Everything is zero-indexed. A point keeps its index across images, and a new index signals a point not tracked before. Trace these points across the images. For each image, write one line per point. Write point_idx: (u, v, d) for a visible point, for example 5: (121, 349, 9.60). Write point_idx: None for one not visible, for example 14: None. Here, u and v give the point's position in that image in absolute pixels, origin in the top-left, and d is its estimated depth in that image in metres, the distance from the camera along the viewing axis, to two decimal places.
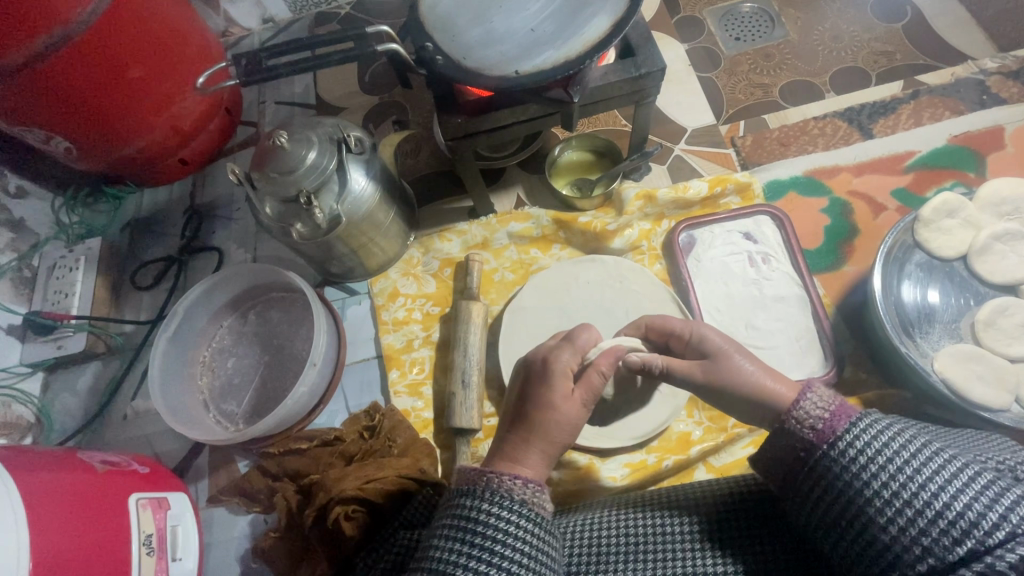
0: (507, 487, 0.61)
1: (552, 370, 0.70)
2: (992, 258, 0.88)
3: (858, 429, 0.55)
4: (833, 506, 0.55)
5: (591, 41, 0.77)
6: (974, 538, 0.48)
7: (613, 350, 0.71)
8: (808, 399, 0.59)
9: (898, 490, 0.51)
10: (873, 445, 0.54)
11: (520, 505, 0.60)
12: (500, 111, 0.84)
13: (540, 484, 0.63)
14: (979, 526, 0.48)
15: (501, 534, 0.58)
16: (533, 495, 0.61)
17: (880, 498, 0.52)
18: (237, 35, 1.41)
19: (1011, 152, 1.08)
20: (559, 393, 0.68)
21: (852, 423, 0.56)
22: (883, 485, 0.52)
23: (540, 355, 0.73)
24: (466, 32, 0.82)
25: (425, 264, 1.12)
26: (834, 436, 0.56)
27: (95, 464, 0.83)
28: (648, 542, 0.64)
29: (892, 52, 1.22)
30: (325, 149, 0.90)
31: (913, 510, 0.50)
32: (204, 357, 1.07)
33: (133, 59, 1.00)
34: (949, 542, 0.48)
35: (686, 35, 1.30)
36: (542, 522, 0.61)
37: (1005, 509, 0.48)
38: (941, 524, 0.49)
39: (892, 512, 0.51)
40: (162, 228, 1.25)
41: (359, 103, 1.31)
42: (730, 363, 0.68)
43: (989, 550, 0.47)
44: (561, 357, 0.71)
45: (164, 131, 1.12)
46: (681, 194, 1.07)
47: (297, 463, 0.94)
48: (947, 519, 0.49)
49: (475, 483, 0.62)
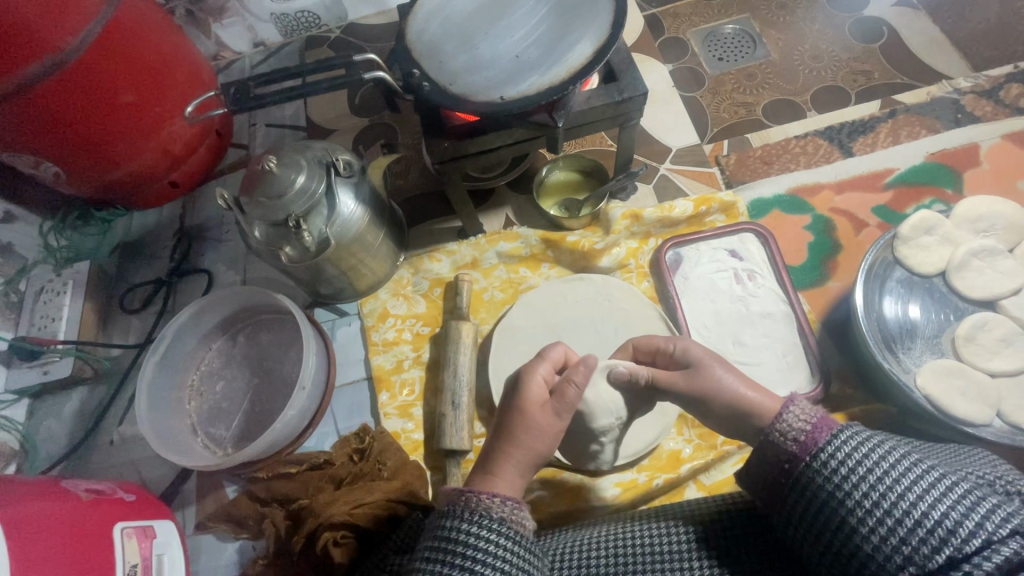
0: (487, 506, 0.61)
1: (526, 382, 0.72)
2: (971, 274, 0.90)
3: (839, 441, 0.56)
4: (816, 518, 0.55)
5: (574, 68, 0.79)
6: (952, 545, 0.48)
7: (586, 361, 0.72)
8: (790, 412, 0.60)
9: (879, 500, 0.52)
10: (854, 456, 0.54)
11: (501, 524, 0.60)
12: (486, 136, 0.85)
13: (518, 501, 0.63)
14: (957, 534, 0.48)
15: (482, 554, 0.59)
16: (512, 513, 0.62)
17: (860, 508, 0.53)
18: (229, 58, 1.43)
19: (987, 169, 1.11)
20: (534, 402, 0.70)
21: (833, 435, 0.56)
22: (863, 496, 0.53)
23: (516, 371, 0.75)
24: (452, 59, 0.83)
25: (415, 284, 1.12)
26: (816, 448, 0.57)
27: (80, 493, 0.82)
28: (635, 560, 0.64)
29: (870, 71, 1.26)
30: (314, 173, 0.91)
31: (892, 519, 0.51)
32: (193, 381, 1.06)
33: (123, 85, 1.01)
34: (928, 551, 0.49)
35: (670, 56, 1.33)
36: (522, 541, 0.61)
37: (982, 517, 0.48)
38: (920, 533, 0.50)
39: (872, 521, 0.52)
40: (151, 251, 1.25)
41: (349, 124, 1.32)
42: (707, 375, 0.69)
43: (967, 557, 0.47)
44: (537, 369, 0.73)
45: (154, 155, 1.12)
46: (667, 213, 1.08)
47: (286, 488, 0.93)
48: (926, 527, 0.49)
49: (456, 504, 0.62)
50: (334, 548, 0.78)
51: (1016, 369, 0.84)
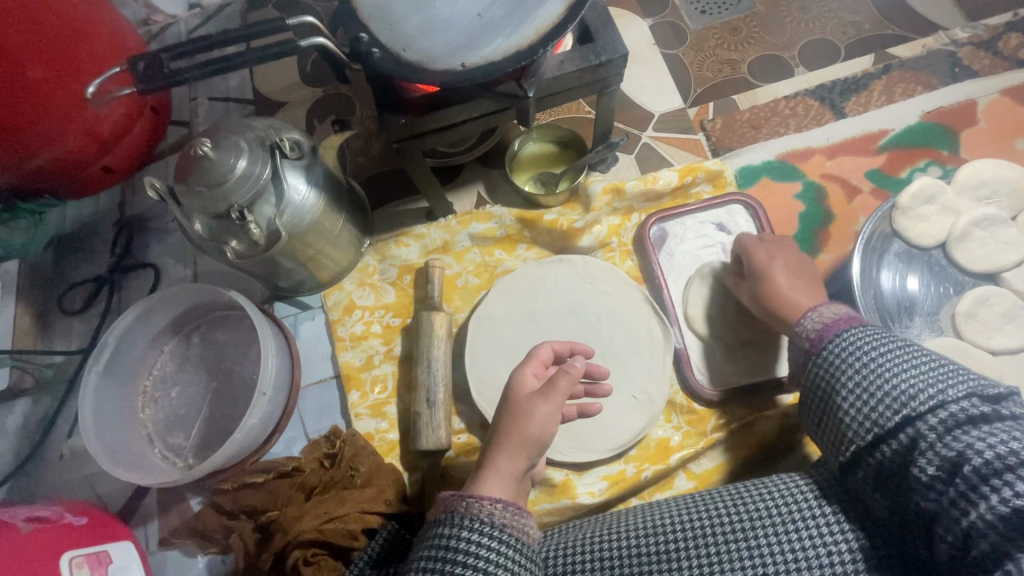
0: (488, 512, 0.61)
1: (518, 386, 0.73)
2: (972, 245, 0.85)
3: (844, 336, 0.66)
4: (817, 397, 0.67)
5: (544, 28, 0.69)
6: (907, 407, 0.57)
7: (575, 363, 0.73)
8: (815, 315, 0.71)
9: (858, 377, 0.62)
10: (851, 346, 0.64)
11: (501, 531, 0.60)
12: (448, 109, 0.76)
13: (518, 507, 0.63)
14: (914, 399, 0.57)
15: (481, 561, 0.58)
16: (512, 519, 0.61)
17: (844, 386, 0.63)
18: (161, 23, 1.27)
19: (984, 128, 1.05)
20: (524, 399, 0.71)
21: (839, 332, 0.67)
22: (848, 377, 0.63)
23: (507, 382, 0.75)
24: (406, 20, 0.73)
25: (382, 272, 1.04)
26: (823, 342, 0.67)
27: (19, 523, 0.75)
28: (615, 554, 0.65)
29: (861, 22, 1.17)
30: (257, 156, 0.80)
31: (865, 392, 0.61)
32: (145, 387, 0.98)
33: (29, 57, 0.86)
34: (886, 412, 0.58)
35: (649, 10, 1.22)
36: (521, 547, 0.61)
37: (944, 385, 0.56)
38: (885, 400, 0.59)
39: (851, 396, 0.62)
40: (90, 245, 1.13)
41: (302, 96, 1.20)
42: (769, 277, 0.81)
43: (920, 416, 0.56)
44: (527, 373, 0.74)
45: (80, 139, 0.98)
46: (650, 185, 1.01)
47: (252, 499, 0.86)
48: (890, 395, 0.58)
49: (455, 510, 0.61)
50: (305, 567, 0.76)
51: (1015, 346, 0.81)
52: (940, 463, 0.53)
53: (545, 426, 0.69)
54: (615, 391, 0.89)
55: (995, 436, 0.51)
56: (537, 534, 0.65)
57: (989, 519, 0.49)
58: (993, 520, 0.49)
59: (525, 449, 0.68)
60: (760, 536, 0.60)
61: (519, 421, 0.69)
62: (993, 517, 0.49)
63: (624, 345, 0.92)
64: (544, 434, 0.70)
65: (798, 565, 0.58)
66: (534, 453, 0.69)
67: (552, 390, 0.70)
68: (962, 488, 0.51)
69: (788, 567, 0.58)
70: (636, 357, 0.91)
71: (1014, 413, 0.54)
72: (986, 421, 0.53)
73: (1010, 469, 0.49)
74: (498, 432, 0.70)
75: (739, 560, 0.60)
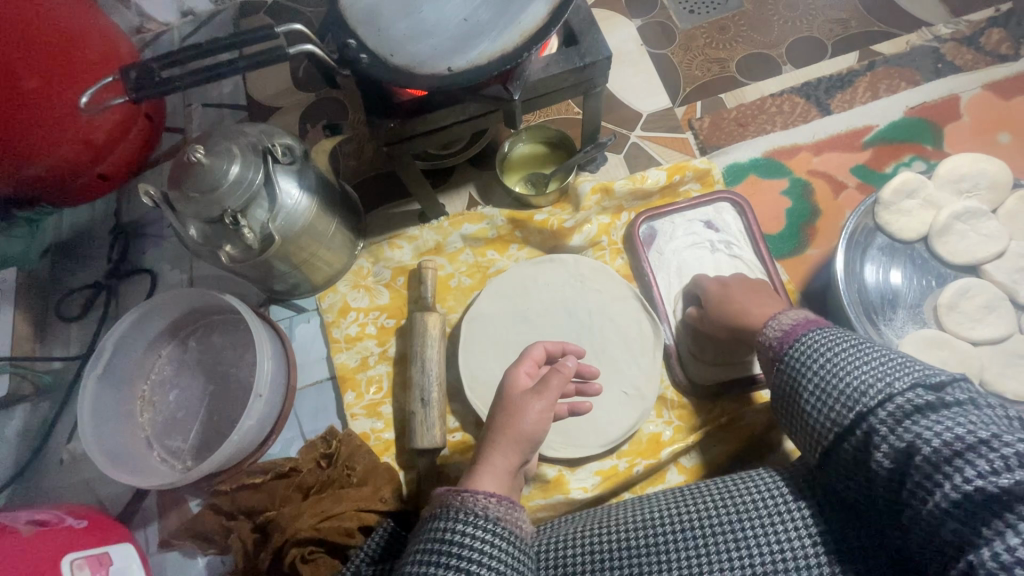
0: (483, 505, 0.62)
1: (512, 382, 0.75)
2: (953, 238, 0.87)
3: (804, 339, 0.65)
4: (785, 401, 0.66)
5: (528, 31, 0.71)
6: (861, 404, 0.56)
7: (565, 364, 0.74)
8: (777, 322, 0.70)
9: (818, 377, 0.61)
10: (812, 348, 0.63)
11: (495, 524, 0.61)
12: (436, 112, 0.77)
13: (511, 501, 0.65)
14: (865, 395, 0.56)
15: (475, 554, 0.59)
16: (506, 512, 0.63)
17: (806, 386, 0.62)
18: (155, 31, 1.28)
19: (967, 122, 1.07)
20: (519, 395, 0.72)
21: (800, 336, 0.66)
22: (809, 378, 0.62)
23: (499, 378, 0.76)
24: (393, 26, 0.74)
25: (376, 274, 1.05)
26: (785, 347, 0.67)
27: (19, 527, 0.76)
28: (609, 555, 0.65)
29: (847, 19, 1.18)
30: (249, 161, 0.81)
31: (825, 393, 0.60)
32: (143, 391, 0.99)
33: (24, 68, 0.88)
34: (843, 411, 0.57)
35: (637, 11, 1.24)
36: (515, 542, 0.62)
37: (892, 378, 0.55)
38: (841, 399, 0.58)
39: (813, 397, 0.61)
40: (86, 252, 1.14)
41: (294, 101, 1.21)
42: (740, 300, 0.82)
43: (873, 412, 0.55)
44: (520, 369, 0.76)
45: (75, 148, 0.98)
46: (639, 184, 1.02)
47: (250, 499, 0.87)
48: (845, 394, 0.58)
49: (449, 505, 0.63)
50: (301, 565, 0.78)
51: (997, 335, 0.83)
52: (895, 455, 0.52)
53: (538, 423, 0.71)
54: (606, 388, 0.90)
55: (941, 423, 0.51)
56: (529, 529, 0.66)
57: (946, 506, 0.49)
58: (949, 507, 0.48)
59: (519, 446, 0.70)
60: (745, 527, 0.62)
61: (512, 418, 0.70)
62: (948, 503, 0.48)
63: (615, 342, 0.93)
64: (537, 430, 0.72)
65: (779, 555, 0.59)
66: (525, 450, 0.71)
67: (545, 388, 0.72)
68: (917, 477, 0.51)
69: (774, 559, 0.59)
70: (627, 355, 0.92)
71: (960, 399, 0.53)
72: (932, 408, 0.52)
73: (959, 454, 0.49)
74: (492, 430, 0.71)
75: (724, 552, 0.61)
